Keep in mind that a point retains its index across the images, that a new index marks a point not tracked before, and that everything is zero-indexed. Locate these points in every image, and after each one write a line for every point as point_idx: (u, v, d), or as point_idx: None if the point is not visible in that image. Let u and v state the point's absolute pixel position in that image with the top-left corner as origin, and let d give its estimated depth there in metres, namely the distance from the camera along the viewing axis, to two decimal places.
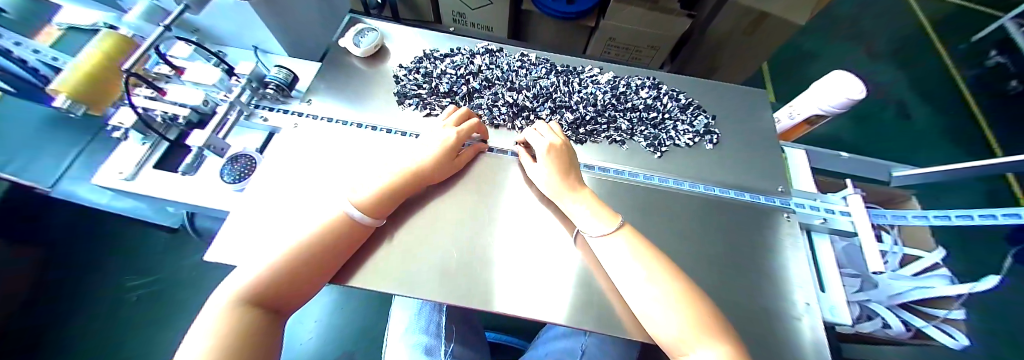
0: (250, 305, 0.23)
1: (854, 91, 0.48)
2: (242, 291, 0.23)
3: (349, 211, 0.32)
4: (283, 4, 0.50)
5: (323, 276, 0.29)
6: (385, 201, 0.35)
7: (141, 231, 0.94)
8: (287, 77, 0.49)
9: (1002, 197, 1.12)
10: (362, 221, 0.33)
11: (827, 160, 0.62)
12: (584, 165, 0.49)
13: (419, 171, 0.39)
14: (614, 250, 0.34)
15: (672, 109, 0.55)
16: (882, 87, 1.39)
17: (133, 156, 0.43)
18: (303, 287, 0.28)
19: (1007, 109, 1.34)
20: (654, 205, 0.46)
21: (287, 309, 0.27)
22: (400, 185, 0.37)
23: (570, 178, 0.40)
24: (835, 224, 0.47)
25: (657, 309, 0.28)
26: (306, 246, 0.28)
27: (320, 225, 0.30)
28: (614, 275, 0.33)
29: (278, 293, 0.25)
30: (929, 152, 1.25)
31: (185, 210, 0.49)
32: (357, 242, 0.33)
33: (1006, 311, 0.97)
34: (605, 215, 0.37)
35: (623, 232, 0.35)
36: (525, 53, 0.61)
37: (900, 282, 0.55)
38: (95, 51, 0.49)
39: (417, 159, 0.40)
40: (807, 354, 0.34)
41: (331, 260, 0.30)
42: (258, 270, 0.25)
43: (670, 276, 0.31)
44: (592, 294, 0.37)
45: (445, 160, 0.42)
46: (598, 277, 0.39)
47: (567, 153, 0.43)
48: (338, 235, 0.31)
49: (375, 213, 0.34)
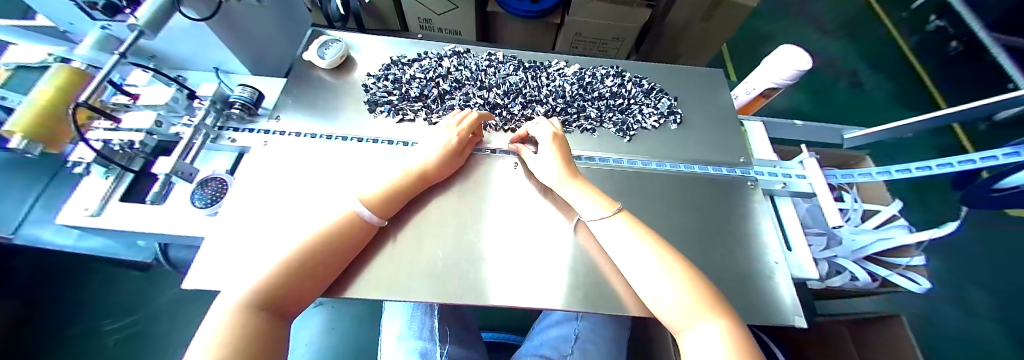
0: (265, 304, 0.24)
1: (800, 63, 0.52)
2: (252, 289, 0.24)
3: (355, 208, 0.34)
4: (239, 22, 0.50)
5: (316, 286, 0.29)
6: (390, 203, 0.37)
7: (113, 272, 0.89)
8: (253, 95, 0.48)
9: (952, 149, 1.21)
10: (370, 221, 0.34)
11: (783, 129, 0.66)
12: (575, 155, 0.50)
13: (423, 172, 0.41)
14: (614, 233, 0.35)
15: (637, 94, 0.58)
16: (835, 58, 1.48)
17: (98, 192, 0.42)
18: (310, 286, 0.28)
19: (949, 68, 1.44)
20: (633, 187, 0.47)
21: (292, 312, 0.27)
22: (404, 187, 0.39)
23: (570, 166, 0.42)
24: (794, 187, 0.51)
25: (659, 286, 0.30)
26: (314, 249, 0.29)
27: (324, 224, 0.31)
28: (616, 257, 0.34)
29: (285, 289, 0.26)
30: (883, 115, 1.34)
31: (158, 241, 0.47)
32: (360, 241, 0.34)
33: (965, 253, 1.04)
34: (603, 201, 0.38)
35: (621, 216, 0.37)
36: (492, 52, 0.62)
37: (862, 236, 0.59)
38: (48, 88, 0.46)
39: (422, 159, 0.42)
40: (783, 310, 0.37)
41: (338, 257, 0.31)
42: (267, 270, 0.26)
43: (662, 252, 0.32)
44: (584, 278, 0.38)
45: (449, 158, 0.43)
46: (602, 261, 0.40)
47: (565, 143, 0.45)
48: (348, 236, 0.32)
49: (382, 212, 0.36)
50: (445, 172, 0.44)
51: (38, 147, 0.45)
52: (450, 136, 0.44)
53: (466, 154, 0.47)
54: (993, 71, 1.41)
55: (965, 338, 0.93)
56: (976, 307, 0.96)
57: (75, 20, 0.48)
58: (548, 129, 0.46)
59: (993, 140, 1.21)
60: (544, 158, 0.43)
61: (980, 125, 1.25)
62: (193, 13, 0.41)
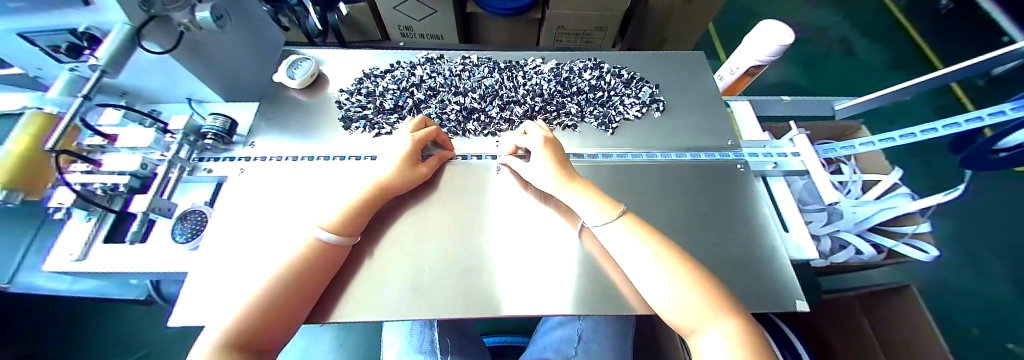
0: (234, 349, 0.23)
1: (782, 37, 0.50)
2: (221, 336, 0.23)
3: (316, 235, 0.31)
4: (203, 47, 0.49)
5: (297, 311, 0.28)
6: (354, 220, 0.35)
7: (118, 308, 0.89)
8: (225, 123, 0.48)
9: (952, 108, 1.18)
10: (332, 243, 0.32)
11: (770, 105, 0.64)
12: (575, 154, 0.49)
13: (385, 184, 0.39)
14: (618, 239, 0.33)
15: (616, 85, 0.57)
16: (824, 27, 1.46)
17: (81, 235, 0.41)
18: (286, 321, 0.27)
19: (943, 26, 1.41)
20: (629, 180, 0.46)
21: (270, 351, 0.26)
22: (364, 206, 0.36)
23: (566, 168, 0.40)
24: (786, 166, 0.49)
25: (664, 296, 0.28)
26: (280, 283, 0.27)
27: (290, 255, 0.30)
28: (623, 265, 0.32)
29: (257, 334, 0.25)
30: (879, 80, 1.31)
31: (148, 279, 0.46)
32: (332, 263, 0.33)
33: (974, 213, 1.02)
34: (605, 207, 0.36)
35: (624, 220, 0.35)
36: (466, 56, 0.61)
37: (864, 208, 0.57)
38: (23, 136, 0.41)
39: (379, 173, 0.39)
40: (785, 295, 0.36)
41: (311, 284, 0.30)
42: (234, 313, 0.25)
43: (664, 253, 0.31)
44: (593, 280, 0.38)
45: (407, 171, 0.41)
46: (610, 270, 0.38)
47: (559, 145, 0.44)
48: (315, 264, 0.31)
49: (346, 231, 0.34)
50: (405, 186, 0.41)
51: (17, 197, 0.41)
52: (406, 147, 0.42)
53: (428, 163, 0.45)
54: (988, 26, 1.38)
55: (978, 300, 0.91)
56: (990, 267, 0.94)
57: (41, 64, 0.47)
58: (538, 134, 0.44)
59: (993, 96, 1.18)
60: (538, 167, 0.41)
61: (980, 82, 1.22)
62: (156, 47, 0.42)
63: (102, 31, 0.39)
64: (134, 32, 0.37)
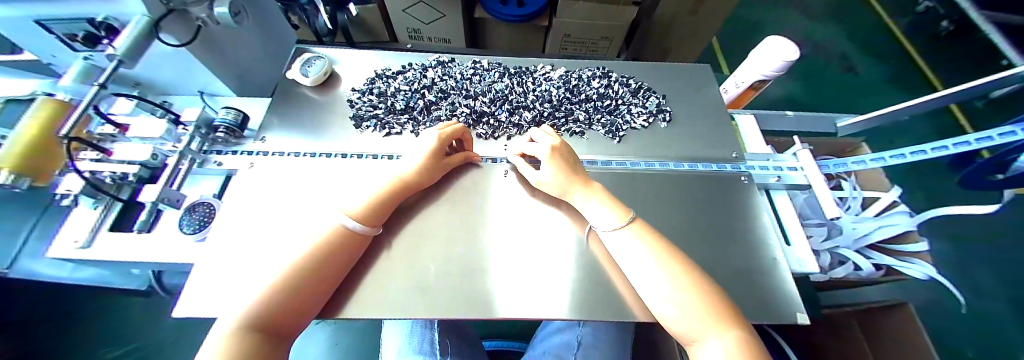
0: (260, 331, 0.23)
1: (787, 54, 0.51)
2: (246, 314, 0.23)
3: (343, 222, 0.32)
4: (216, 42, 0.49)
5: (321, 295, 0.29)
6: (381, 208, 0.36)
7: (114, 303, 0.88)
8: (237, 117, 0.48)
9: (951, 128, 1.20)
10: (358, 231, 0.33)
11: (773, 119, 0.65)
12: (586, 160, 0.50)
13: (408, 180, 0.40)
14: (626, 246, 0.34)
15: (624, 94, 0.58)
16: (826, 44, 1.48)
17: (86, 223, 0.41)
18: (302, 311, 0.27)
19: (945, 47, 1.43)
20: (635, 187, 0.47)
21: (292, 333, 0.27)
22: (389, 194, 0.37)
23: (576, 174, 0.41)
24: (789, 180, 0.50)
25: (664, 300, 0.28)
26: (305, 270, 0.28)
27: (315, 240, 0.30)
28: (628, 270, 0.33)
29: (281, 316, 0.25)
30: (879, 98, 1.33)
31: (150, 269, 0.46)
32: (353, 253, 0.33)
33: (970, 232, 1.03)
34: (616, 210, 0.37)
35: (632, 227, 0.35)
36: (477, 60, 0.63)
37: (864, 224, 0.58)
38: (33, 123, 0.41)
39: (402, 171, 0.40)
40: (788, 306, 0.37)
41: (327, 279, 0.30)
42: (258, 294, 0.25)
43: (671, 261, 0.31)
44: (598, 284, 0.38)
45: (432, 167, 0.42)
46: (614, 276, 0.39)
47: (569, 151, 0.43)
48: (337, 248, 0.31)
49: (370, 221, 0.35)
50: (429, 179, 0.43)
51: (26, 182, 0.39)
52: (432, 144, 0.42)
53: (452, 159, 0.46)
54: (986, 49, 1.40)
55: (973, 320, 0.92)
56: (988, 289, 0.95)
57: (53, 51, 0.47)
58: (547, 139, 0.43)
59: (991, 118, 1.20)
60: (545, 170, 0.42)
61: (978, 103, 1.24)
62: (173, 39, 0.42)
63: (120, 22, 0.40)
64: (153, 24, 0.37)
